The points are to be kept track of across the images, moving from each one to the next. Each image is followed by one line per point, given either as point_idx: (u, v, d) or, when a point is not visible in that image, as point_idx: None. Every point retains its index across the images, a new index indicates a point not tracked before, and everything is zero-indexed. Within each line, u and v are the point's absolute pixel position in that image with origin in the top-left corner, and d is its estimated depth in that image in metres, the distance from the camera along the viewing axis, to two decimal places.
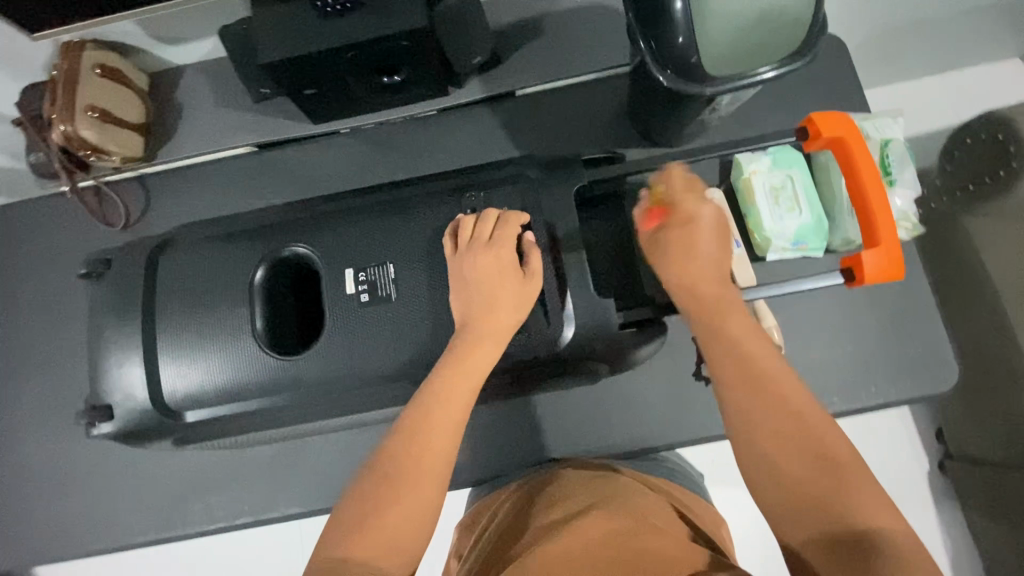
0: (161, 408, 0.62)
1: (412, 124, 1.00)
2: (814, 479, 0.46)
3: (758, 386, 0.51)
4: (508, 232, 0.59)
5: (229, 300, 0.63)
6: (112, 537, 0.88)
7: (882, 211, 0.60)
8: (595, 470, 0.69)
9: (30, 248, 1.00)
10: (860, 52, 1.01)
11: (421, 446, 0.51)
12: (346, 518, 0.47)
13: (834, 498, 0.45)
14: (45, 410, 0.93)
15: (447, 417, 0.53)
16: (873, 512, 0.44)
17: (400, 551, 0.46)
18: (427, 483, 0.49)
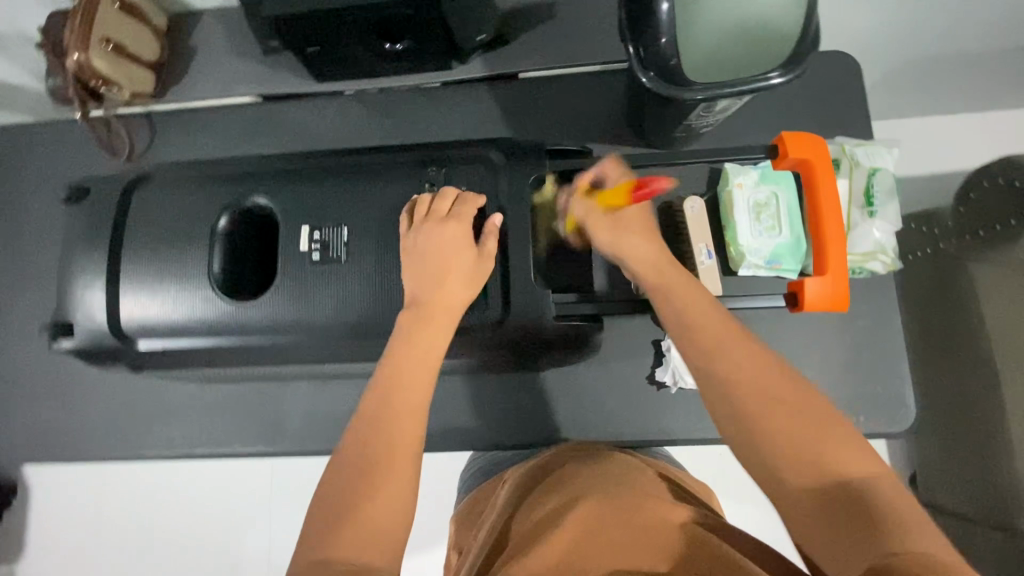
0: (117, 331, 0.66)
1: (416, 94, 0.96)
2: (794, 443, 0.45)
3: (727, 363, 0.50)
4: (465, 211, 0.60)
5: (190, 239, 0.66)
6: (74, 453, 0.91)
7: (836, 242, 0.70)
8: (596, 454, 0.65)
9: (29, 165, 1.01)
10: (882, 76, 0.97)
11: (393, 426, 0.49)
12: (323, 517, 0.44)
13: (815, 453, 0.44)
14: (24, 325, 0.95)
15: (419, 394, 0.51)
16: (849, 458, 0.44)
17: (383, 543, 0.43)
18: (404, 464, 0.47)
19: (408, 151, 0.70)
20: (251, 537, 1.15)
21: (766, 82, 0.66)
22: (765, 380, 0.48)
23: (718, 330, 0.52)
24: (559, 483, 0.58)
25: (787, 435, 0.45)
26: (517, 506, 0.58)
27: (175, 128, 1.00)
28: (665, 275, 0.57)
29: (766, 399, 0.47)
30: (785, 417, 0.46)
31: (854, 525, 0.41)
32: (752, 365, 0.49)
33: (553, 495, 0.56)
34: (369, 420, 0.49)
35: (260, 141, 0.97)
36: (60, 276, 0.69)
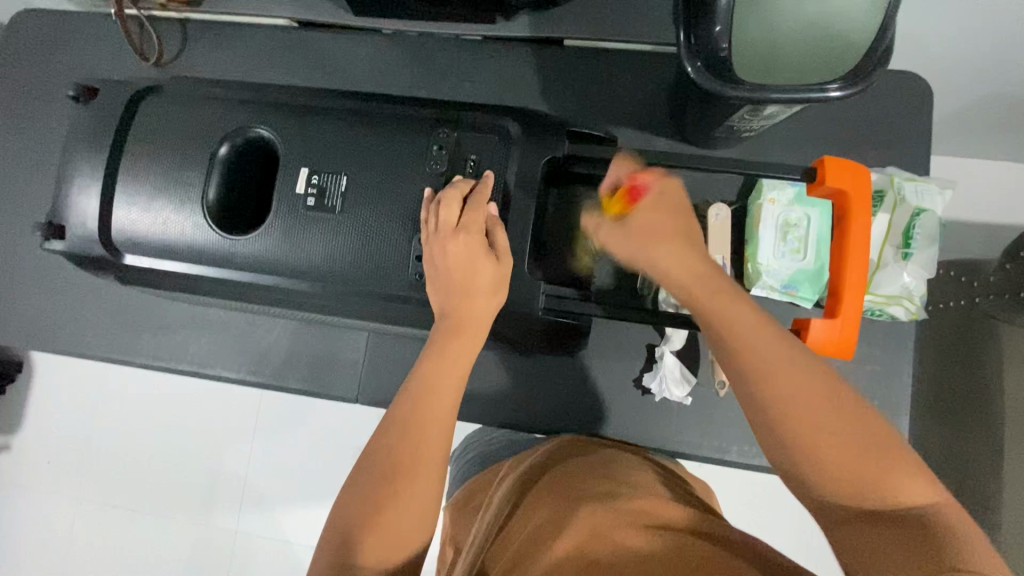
0: (106, 243, 0.66)
1: (453, 44, 0.90)
2: (848, 464, 0.42)
3: (787, 394, 0.45)
4: (477, 211, 0.56)
5: (189, 162, 0.65)
6: (59, 349, 0.92)
7: (853, 287, 0.66)
8: (600, 454, 0.63)
9: (41, 47, 0.95)
10: (954, 109, 0.89)
11: (416, 441, 0.50)
12: (347, 521, 0.48)
13: (874, 480, 0.42)
14: (21, 216, 0.93)
15: (441, 406, 0.52)
16: (906, 482, 0.41)
17: (401, 549, 0.47)
18: (424, 474, 0.49)
19: (423, 104, 0.66)
20: (228, 459, 1.17)
21: (823, 94, 0.61)
22: (830, 413, 0.44)
23: (773, 354, 0.46)
24: (560, 483, 0.56)
25: (848, 466, 0.42)
26: (517, 504, 0.56)
27: (201, 38, 0.94)
28: (711, 286, 0.52)
29: (828, 437, 0.43)
30: (842, 449, 0.43)
31: (914, 548, 0.38)
32: (817, 393, 0.44)
33: (554, 497, 0.54)
34: (392, 430, 0.51)
35: (285, 67, 0.92)
36: (59, 175, 0.68)
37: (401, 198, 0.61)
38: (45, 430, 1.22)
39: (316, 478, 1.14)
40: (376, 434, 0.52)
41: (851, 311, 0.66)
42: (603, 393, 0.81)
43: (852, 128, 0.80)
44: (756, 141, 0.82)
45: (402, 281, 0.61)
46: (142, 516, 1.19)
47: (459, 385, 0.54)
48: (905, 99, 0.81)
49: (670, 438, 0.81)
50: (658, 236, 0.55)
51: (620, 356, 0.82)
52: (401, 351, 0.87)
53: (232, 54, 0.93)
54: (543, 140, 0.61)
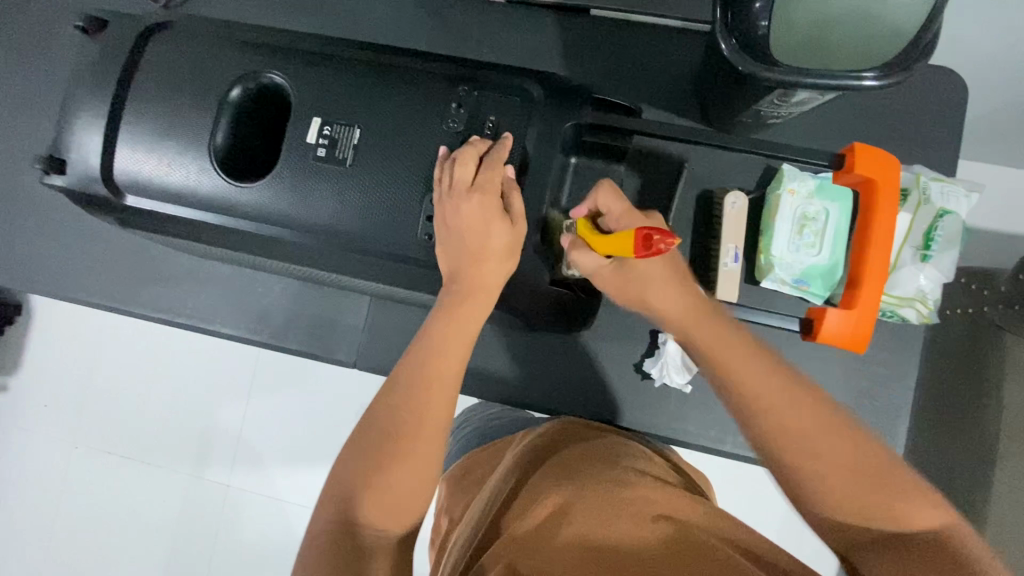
0: (108, 182, 0.64)
1: (476, 6, 0.87)
2: (854, 493, 0.44)
3: (782, 433, 0.47)
4: (493, 174, 0.54)
5: (198, 104, 0.62)
6: (55, 292, 0.91)
7: (872, 284, 0.65)
8: (601, 439, 0.63)
9: None
10: (986, 113, 0.86)
11: (423, 403, 0.49)
12: (349, 480, 0.47)
13: (892, 510, 0.43)
14: (21, 153, 0.90)
15: (448, 370, 0.51)
16: (921, 509, 0.43)
17: (401, 513, 0.47)
18: (426, 438, 0.48)
19: (444, 61, 0.63)
20: (222, 415, 1.17)
21: (857, 81, 0.59)
22: (844, 466, 0.44)
23: (784, 410, 0.47)
24: (568, 463, 0.56)
25: (863, 501, 0.44)
26: (521, 479, 0.55)
27: None
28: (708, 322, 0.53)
29: (843, 480, 0.44)
30: (861, 489, 0.44)
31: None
32: (837, 440, 0.45)
33: (561, 476, 0.52)
34: (397, 392, 0.50)
35: (303, 19, 0.88)
36: (62, 109, 0.65)
37: (415, 157, 0.59)
38: (40, 373, 1.22)
39: (309, 441, 1.14)
40: (380, 395, 0.51)
41: (868, 305, 0.66)
42: (603, 374, 0.81)
43: (881, 122, 0.78)
44: (781, 129, 0.79)
45: (411, 242, 0.59)
46: (133, 465, 1.19)
47: (466, 350, 0.53)
48: (938, 98, 0.79)
49: (668, 423, 0.80)
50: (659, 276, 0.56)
51: (623, 338, 0.81)
52: (402, 317, 0.86)
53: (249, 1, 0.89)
54: (567, 107, 0.59)
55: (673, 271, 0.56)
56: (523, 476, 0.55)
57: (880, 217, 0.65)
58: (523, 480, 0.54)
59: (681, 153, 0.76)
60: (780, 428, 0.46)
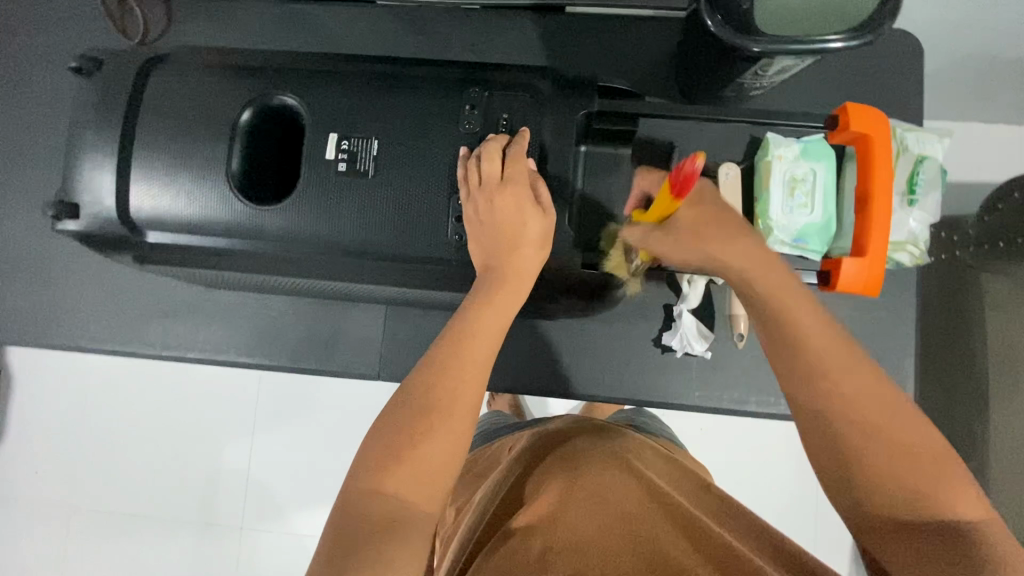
0: (125, 221, 0.64)
1: (454, 12, 0.88)
2: (910, 474, 0.42)
3: (852, 390, 0.44)
4: (518, 167, 0.58)
5: (210, 133, 0.63)
6: (61, 341, 0.88)
7: (878, 232, 0.66)
8: (609, 427, 0.65)
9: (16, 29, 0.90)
10: (947, 72, 0.90)
11: (454, 384, 0.50)
12: (379, 449, 0.47)
13: (927, 494, 0.42)
14: (12, 204, 0.88)
15: (480, 353, 0.52)
16: (963, 496, 0.42)
17: (431, 487, 0.46)
18: (461, 416, 0.49)
19: (447, 68, 0.65)
20: (231, 455, 1.12)
21: (824, 46, 0.64)
22: (907, 445, 0.43)
23: (853, 378, 0.44)
24: (570, 454, 0.56)
25: (908, 480, 0.42)
26: (527, 474, 0.57)
27: (190, 13, 0.89)
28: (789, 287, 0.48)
29: (886, 458, 0.43)
30: (906, 469, 0.42)
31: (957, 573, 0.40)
32: (897, 420, 0.43)
33: (564, 469, 0.54)
34: (432, 370, 0.51)
35: (281, 44, 0.88)
36: (67, 151, 0.65)
37: (434, 161, 0.61)
38: (34, 434, 1.17)
39: (322, 472, 1.10)
40: (412, 373, 0.52)
41: (879, 252, 0.67)
42: (625, 352, 0.84)
43: (852, 86, 0.83)
44: (762, 101, 0.83)
45: (441, 244, 0.61)
46: (141, 519, 1.14)
47: (497, 337, 0.54)
48: (902, 58, 0.83)
49: (691, 392, 0.83)
50: (724, 230, 0.52)
51: (639, 316, 0.84)
52: (420, 323, 0.86)
53: (224, 30, 0.89)
54: (574, 98, 0.62)
55: (736, 226, 0.52)
56: (530, 467, 0.58)
57: (877, 176, 0.67)
58: (529, 476, 0.56)
59: (670, 134, 0.79)
60: (842, 397, 0.44)
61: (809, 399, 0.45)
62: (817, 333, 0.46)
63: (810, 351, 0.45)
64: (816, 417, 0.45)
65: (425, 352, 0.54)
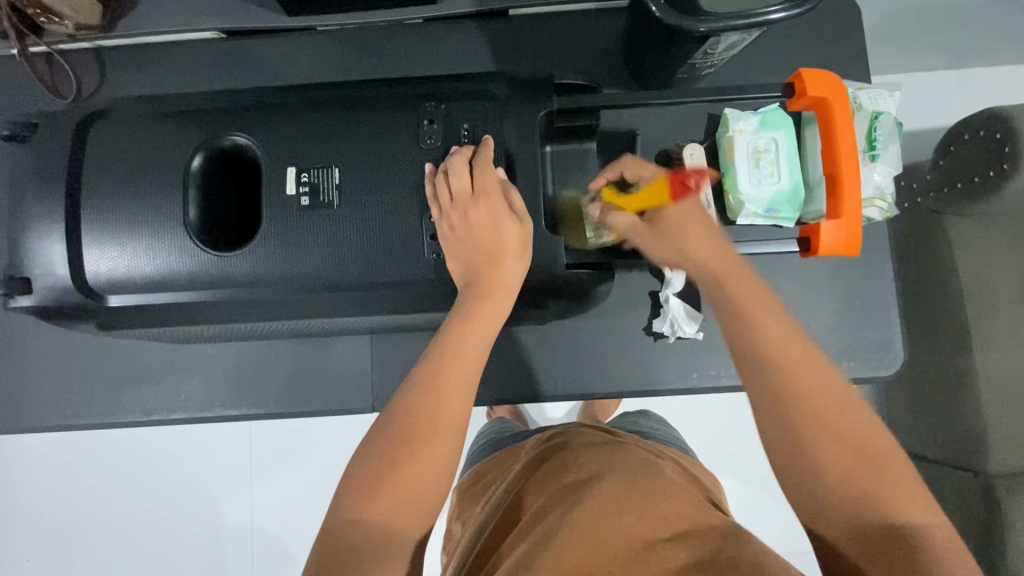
0: (83, 288, 0.60)
1: (396, 29, 0.86)
2: (847, 470, 0.43)
3: (804, 385, 0.45)
4: (487, 179, 0.56)
5: (161, 185, 0.60)
6: (34, 422, 0.84)
7: (850, 190, 0.65)
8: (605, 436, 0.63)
9: None
10: (885, 26, 0.92)
11: (438, 406, 0.48)
12: (359, 477, 0.46)
13: (872, 494, 0.42)
14: None
15: (465, 375, 0.50)
16: (908, 499, 0.42)
17: (415, 512, 0.46)
18: (444, 440, 0.47)
19: (400, 86, 0.64)
20: (229, 510, 1.08)
21: (766, 17, 0.63)
22: (846, 441, 0.43)
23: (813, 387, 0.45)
24: (564, 464, 0.56)
25: (841, 471, 0.43)
26: (522, 487, 0.57)
27: (124, 65, 0.85)
28: (728, 268, 0.51)
29: (831, 452, 0.43)
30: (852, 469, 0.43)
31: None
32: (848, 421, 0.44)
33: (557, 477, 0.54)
34: (413, 396, 0.49)
35: (223, 84, 0.85)
36: (12, 223, 0.62)
37: (400, 182, 0.59)
38: (17, 522, 1.10)
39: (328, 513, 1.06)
40: (394, 397, 0.50)
41: (854, 211, 0.65)
42: (618, 345, 0.83)
43: (796, 52, 0.84)
44: (714, 79, 0.84)
45: (417, 264, 0.59)
46: None
47: (482, 358, 0.52)
48: (842, 19, 0.85)
49: (689, 374, 0.83)
50: (701, 238, 0.53)
51: (626, 307, 0.83)
52: (407, 347, 0.84)
53: (164, 77, 0.86)
54: (533, 99, 0.61)
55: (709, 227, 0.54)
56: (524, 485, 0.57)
57: (840, 136, 0.65)
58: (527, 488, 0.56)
59: (631, 123, 0.78)
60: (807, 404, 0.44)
61: (763, 389, 0.46)
62: (770, 328, 0.47)
63: (762, 334, 0.46)
64: (776, 412, 0.45)
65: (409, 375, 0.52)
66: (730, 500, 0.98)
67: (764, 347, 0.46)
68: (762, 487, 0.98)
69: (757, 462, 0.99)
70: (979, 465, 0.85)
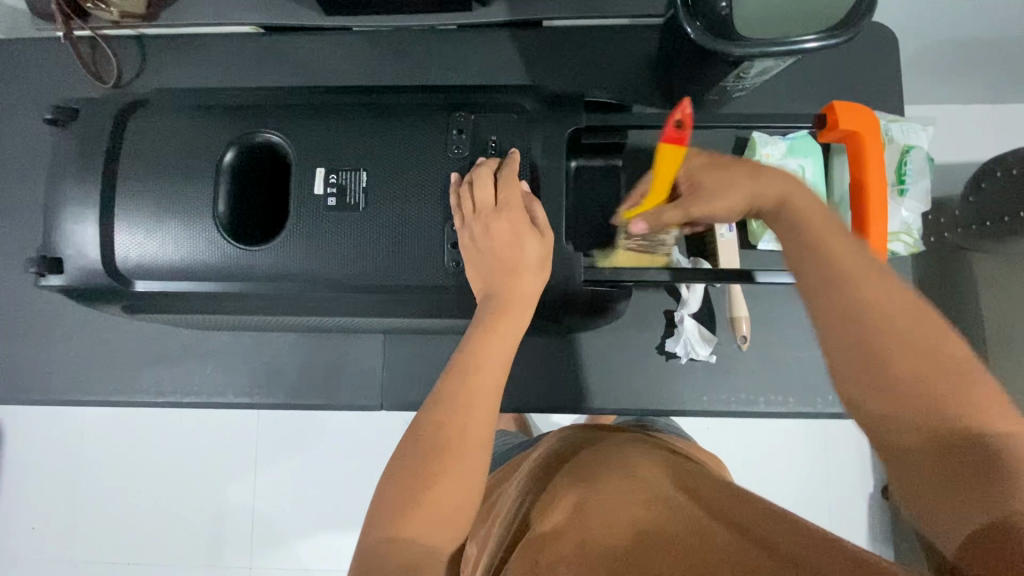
0: (111, 272, 0.62)
1: (429, 34, 0.87)
2: (925, 376, 0.40)
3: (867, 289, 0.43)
4: (511, 192, 0.57)
5: (193, 178, 0.62)
6: (55, 395, 0.86)
7: (877, 222, 0.63)
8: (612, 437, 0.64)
9: None
10: (920, 57, 0.91)
11: (465, 415, 0.49)
12: (393, 494, 0.46)
13: (944, 399, 0.40)
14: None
15: (489, 383, 0.51)
16: (986, 405, 0.39)
17: (447, 526, 0.46)
18: (473, 451, 0.48)
19: (431, 94, 0.65)
20: (232, 494, 1.09)
21: (802, 46, 0.63)
22: (918, 346, 0.41)
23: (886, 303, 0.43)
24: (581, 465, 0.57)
25: (917, 375, 0.41)
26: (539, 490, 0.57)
27: (165, 54, 0.88)
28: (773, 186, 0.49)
29: (908, 356, 0.41)
30: (927, 375, 0.40)
31: (968, 488, 0.37)
32: (919, 330, 0.42)
33: (570, 481, 0.54)
34: (440, 405, 0.49)
35: (257, 77, 0.87)
36: (48, 205, 0.64)
37: (425, 189, 0.60)
38: (27, 491, 1.13)
39: (332, 503, 1.08)
40: (420, 411, 0.50)
41: (881, 242, 0.63)
42: (629, 362, 0.83)
43: (826, 81, 0.84)
44: (742, 102, 0.84)
45: (438, 271, 0.60)
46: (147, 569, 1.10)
47: (504, 366, 0.53)
48: (874, 49, 0.84)
49: (700, 397, 0.82)
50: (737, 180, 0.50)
51: (640, 325, 0.83)
52: (420, 348, 0.85)
53: (200, 68, 0.87)
54: (563, 114, 0.62)
55: (744, 168, 0.51)
56: (543, 484, 0.57)
57: (870, 171, 0.64)
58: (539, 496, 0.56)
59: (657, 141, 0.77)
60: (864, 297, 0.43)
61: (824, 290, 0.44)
62: (826, 231, 0.46)
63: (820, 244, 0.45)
64: (849, 320, 0.43)
65: (434, 383, 0.52)
66: None
67: (812, 241, 0.46)
68: None
69: (762, 488, 0.97)
70: None
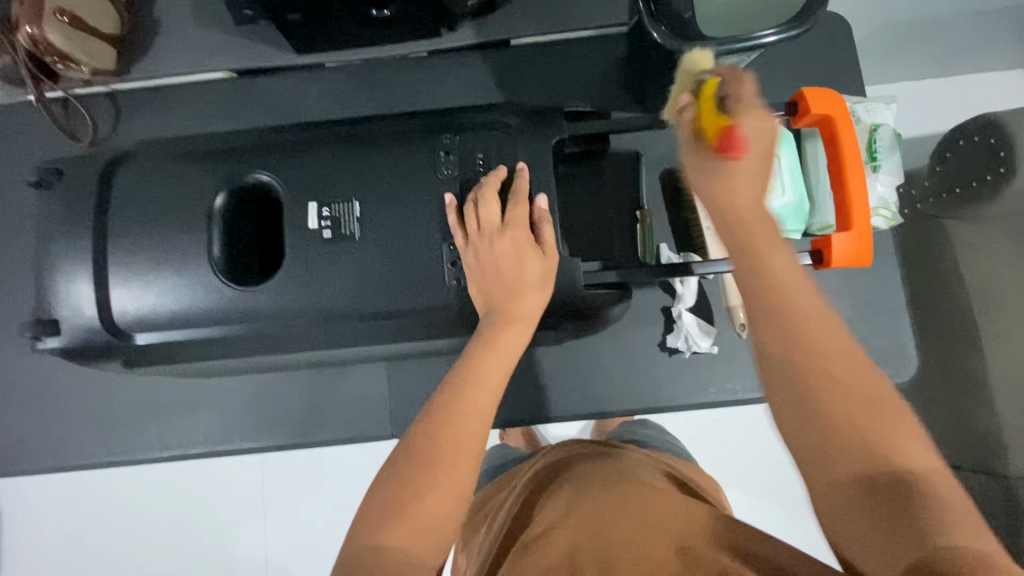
0: (110, 327, 0.61)
1: (401, 62, 0.88)
2: (847, 440, 0.39)
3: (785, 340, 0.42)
4: (517, 212, 0.58)
5: (186, 224, 0.61)
6: (56, 464, 0.84)
7: (859, 202, 0.66)
8: (603, 448, 0.65)
9: None
10: (874, 39, 0.95)
11: (460, 428, 0.49)
12: (380, 504, 0.46)
13: (871, 458, 0.38)
14: None
15: (486, 396, 0.51)
16: (912, 453, 0.38)
17: (434, 537, 0.45)
18: (465, 464, 0.48)
19: (414, 120, 0.66)
20: (242, 544, 1.07)
21: (762, 40, 0.64)
22: (844, 405, 0.40)
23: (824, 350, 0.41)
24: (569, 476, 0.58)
25: (843, 442, 0.39)
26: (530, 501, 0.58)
27: (140, 109, 0.88)
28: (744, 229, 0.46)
29: (830, 424, 0.39)
30: (855, 433, 0.39)
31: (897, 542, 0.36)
32: (848, 389, 0.40)
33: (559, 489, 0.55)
34: (434, 418, 0.50)
35: (235, 121, 0.87)
36: (40, 267, 0.63)
37: (420, 212, 0.61)
38: (31, 565, 1.09)
39: None
40: (413, 426, 0.51)
41: (863, 220, 0.66)
42: (634, 362, 0.83)
43: (789, 71, 0.87)
44: None
45: (440, 292, 0.60)
46: None
47: (503, 382, 0.53)
48: (830, 36, 0.88)
49: (707, 388, 0.83)
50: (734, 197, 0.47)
51: (639, 324, 0.84)
52: (424, 371, 0.84)
53: (177, 117, 0.88)
54: (547, 127, 0.63)
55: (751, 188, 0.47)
56: (533, 494, 0.58)
57: (846, 153, 0.66)
58: (530, 506, 0.57)
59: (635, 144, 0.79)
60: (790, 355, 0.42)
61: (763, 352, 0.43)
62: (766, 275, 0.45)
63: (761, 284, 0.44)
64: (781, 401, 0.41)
65: (428, 400, 0.53)
66: (749, 512, 0.98)
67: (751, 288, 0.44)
68: (784, 498, 0.98)
69: (777, 472, 0.98)
70: (999, 468, 0.83)
